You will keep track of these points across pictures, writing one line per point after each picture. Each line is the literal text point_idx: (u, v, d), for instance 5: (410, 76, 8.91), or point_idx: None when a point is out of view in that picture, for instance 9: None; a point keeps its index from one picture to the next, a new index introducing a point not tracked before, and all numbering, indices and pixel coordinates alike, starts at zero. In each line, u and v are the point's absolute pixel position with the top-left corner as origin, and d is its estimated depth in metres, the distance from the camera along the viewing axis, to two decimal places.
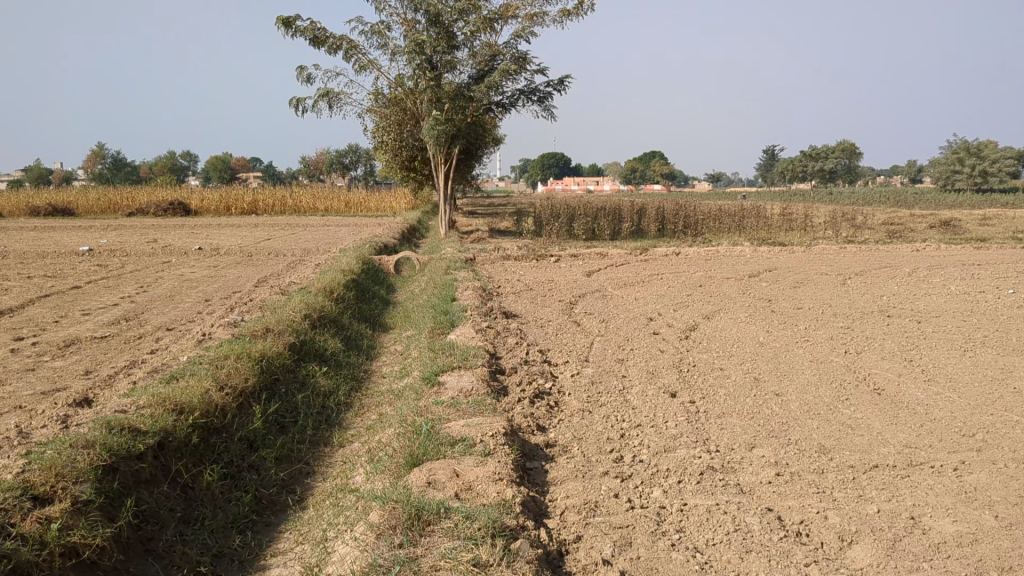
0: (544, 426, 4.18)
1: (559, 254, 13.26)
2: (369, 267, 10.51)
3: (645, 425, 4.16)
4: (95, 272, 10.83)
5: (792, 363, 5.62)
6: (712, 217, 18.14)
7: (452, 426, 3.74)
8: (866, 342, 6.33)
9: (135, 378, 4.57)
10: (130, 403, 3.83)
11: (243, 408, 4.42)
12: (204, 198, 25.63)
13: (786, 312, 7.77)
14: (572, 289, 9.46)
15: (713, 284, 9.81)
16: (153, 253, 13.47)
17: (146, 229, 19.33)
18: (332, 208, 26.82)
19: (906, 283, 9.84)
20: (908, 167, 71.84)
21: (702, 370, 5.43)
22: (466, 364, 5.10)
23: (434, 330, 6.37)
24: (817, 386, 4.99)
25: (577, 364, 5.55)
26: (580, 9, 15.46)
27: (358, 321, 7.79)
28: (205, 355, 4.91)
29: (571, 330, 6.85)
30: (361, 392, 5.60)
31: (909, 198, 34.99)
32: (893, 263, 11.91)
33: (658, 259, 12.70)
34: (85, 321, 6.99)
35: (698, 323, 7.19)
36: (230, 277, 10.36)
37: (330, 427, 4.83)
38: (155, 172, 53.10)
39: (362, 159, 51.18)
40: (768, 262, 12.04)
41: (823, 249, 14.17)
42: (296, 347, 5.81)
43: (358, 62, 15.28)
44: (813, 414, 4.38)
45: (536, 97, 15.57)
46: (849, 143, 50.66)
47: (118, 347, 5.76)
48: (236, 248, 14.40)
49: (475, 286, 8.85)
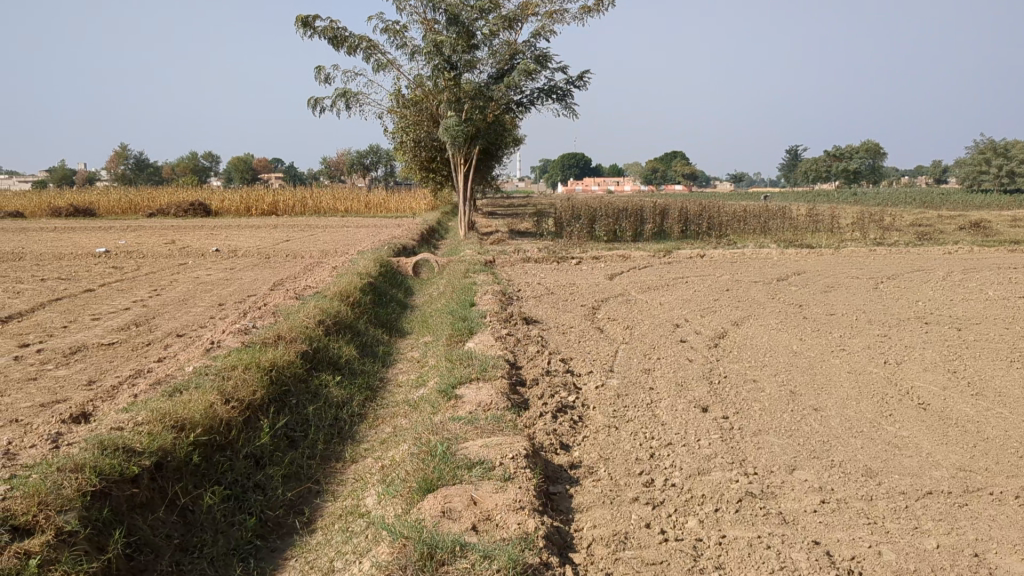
0: (567, 444, 3.93)
1: (581, 256, 13.00)
2: (387, 269, 10.30)
3: (677, 443, 3.90)
4: (111, 275, 10.66)
5: (829, 375, 5.33)
6: (737, 218, 17.82)
7: (469, 446, 3.48)
8: (905, 352, 6.03)
9: (138, 389, 4.35)
10: (129, 418, 3.60)
11: (251, 422, 4.18)
12: (224, 200, 25.53)
13: (819, 319, 7.48)
14: (595, 293, 9.20)
15: (740, 288, 9.50)
16: (170, 254, 13.32)
17: (166, 230, 19.20)
18: (353, 210, 26.66)
19: (941, 288, 9.50)
20: (933, 167, 71.02)
21: (733, 382, 5.15)
22: (485, 375, 4.84)
23: (452, 338, 6.13)
24: (859, 401, 4.70)
25: (602, 375, 5.28)
26: (602, 6, 15.19)
27: (375, 326, 7.56)
28: (212, 365, 4.68)
29: (594, 338, 6.59)
30: (376, 402, 5.36)
31: (935, 198, 34.47)
32: (926, 267, 11.57)
33: (683, 261, 12.41)
34: (95, 326, 6.79)
35: (727, 331, 6.91)
36: (245, 281, 10.16)
37: (343, 441, 4.60)
38: (177, 172, 53.28)
39: (383, 160, 51.16)
40: (796, 265, 11.73)
41: (852, 251, 13.81)
42: (308, 355, 5.57)
43: (378, 62, 15.09)
44: (856, 432, 4.10)
45: (556, 95, 15.31)
46: (873, 142, 50.11)
47: (125, 355, 5.54)
48: (253, 250, 14.22)
49: (496, 290, 8.60)
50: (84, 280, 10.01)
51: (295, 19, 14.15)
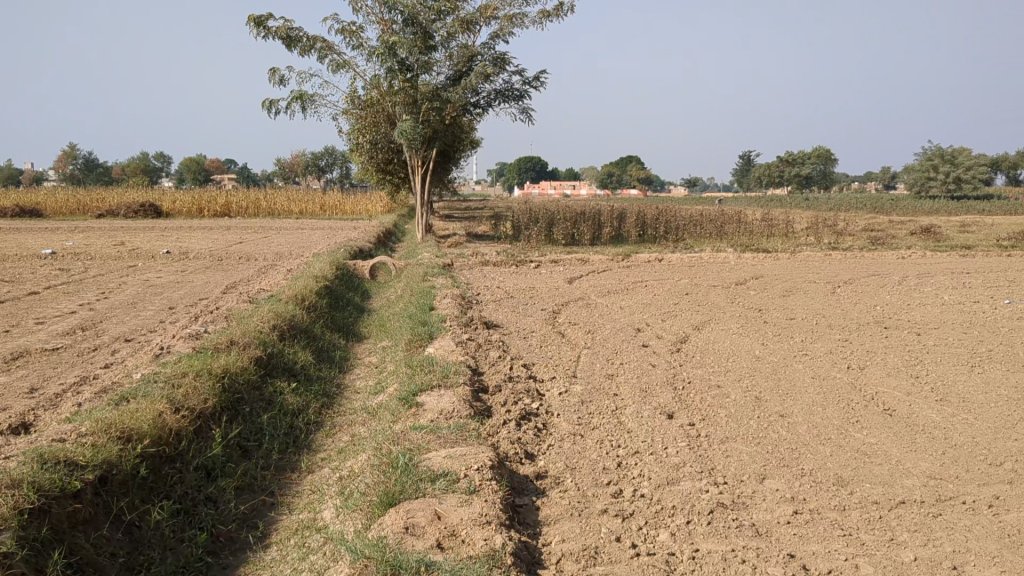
0: (532, 453, 3.81)
1: (539, 259, 12.91)
2: (344, 272, 10.12)
3: (644, 451, 3.81)
4: (57, 278, 10.32)
5: (793, 380, 5.28)
6: (693, 222, 17.86)
7: (432, 456, 3.35)
8: (867, 356, 6.01)
9: (83, 397, 4.15)
10: (71, 429, 3.41)
11: (202, 432, 4.01)
12: (176, 201, 25.08)
13: (780, 323, 7.45)
14: (554, 297, 9.11)
15: (700, 292, 9.48)
16: (119, 257, 13.00)
17: (116, 231, 18.74)
18: (307, 211, 26.33)
19: (898, 292, 9.57)
20: (883, 173, 72.19)
21: (698, 387, 5.07)
22: (446, 382, 4.71)
23: (411, 343, 5.99)
24: (824, 407, 4.64)
25: (565, 381, 5.18)
26: (561, 10, 15.13)
27: (331, 331, 7.38)
28: (161, 372, 4.49)
29: (556, 342, 6.49)
30: (332, 410, 5.20)
31: (885, 204, 35.00)
32: (881, 271, 11.66)
33: (641, 265, 12.37)
34: (39, 330, 6.54)
35: (689, 335, 6.85)
36: (197, 284, 9.92)
37: (299, 450, 4.44)
38: (127, 173, 52.33)
39: (338, 161, 50.68)
40: (754, 269, 11.76)
41: (808, 255, 13.89)
42: (262, 361, 5.40)
43: (333, 62, 14.87)
44: (824, 439, 4.05)
45: (514, 98, 15.22)
46: (825, 149, 50.85)
47: (69, 361, 5.32)
48: (206, 252, 13.91)
49: (455, 294, 8.46)
50: (27, 283, 9.68)
51: (248, 18, 13.89)
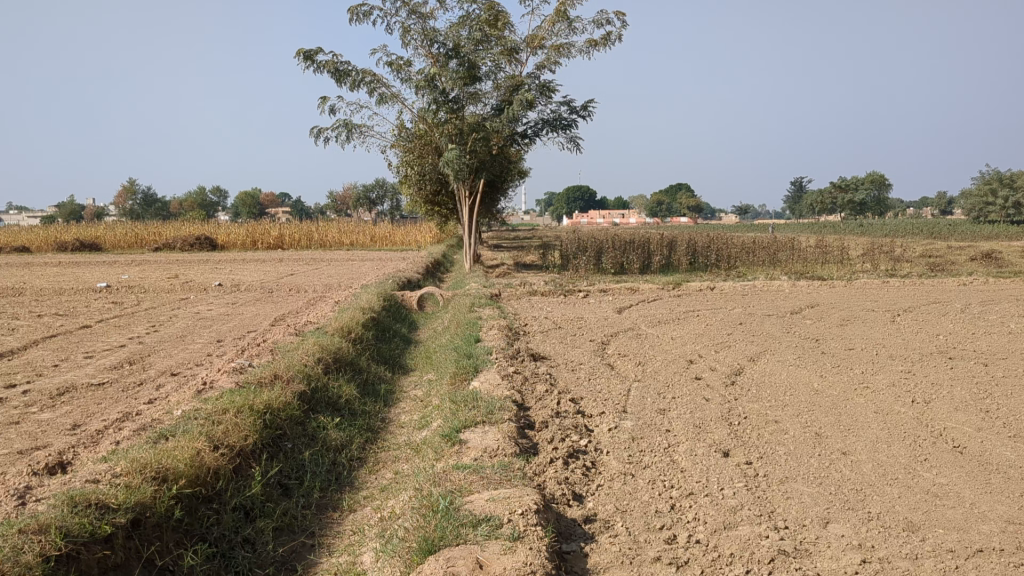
0: (580, 494, 3.65)
1: (588, 289, 12.76)
2: (391, 304, 10.07)
3: (698, 493, 3.63)
4: (110, 310, 10.43)
5: (855, 415, 5.04)
6: (746, 249, 17.56)
7: (474, 499, 3.20)
8: (933, 389, 5.73)
9: (122, 435, 4.08)
10: (106, 469, 3.33)
11: (241, 470, 3.91)
12: (229, 234, 25.39)
13: (838, 354, 7.19)
14: (604, 328, 8.93)
15: (754, 322, 9.23)
16: (171, 289, 13.13)
17: (170, 264, 19.00)
18: (358, 243, 26.47)
19: (962, 321, 9.22)
20: (939, 198, 70.73)
21: (754, 423, 4.86)
22: (492, 418, 4.56)
23: (457, 376, 5.86)
24: (889, 444, 4.41)
25: (614, 416, 5.00)
26: (608, 39, 15.05)
27: (376, 363, 7.29)
28: (202, 408, 4.40)
29: (605, 375, 6.31)
30: (376, 446, 5.07)
31: (942, 230, 34.16)
32: (942, 299, 11.28)
33: (692, 294, 12.14)
34: (87, 365, 6.53)
35: (743, 367, 6.63)
36: (246, 315, 9.93)
37: (341, 488, 4.32)
38: (184, 208, 53.48)
39: (389, 194, 51.18)
40: (809, 297, 11.46)
41: (865, 283, 13.53)
42: (306, 396, 5.30)
43: (381, 95, 14.96)
44: (890, 479, 3.82)
45: (561, 126, 15.14)
46: (880, 174, 50.09)
47: (113, 396, 5.27)
48: (256, 284, 13.99)
49: (502, 325, 8.33)
50: (81, 317, 9.78)
51: (297, 52, 14.04)
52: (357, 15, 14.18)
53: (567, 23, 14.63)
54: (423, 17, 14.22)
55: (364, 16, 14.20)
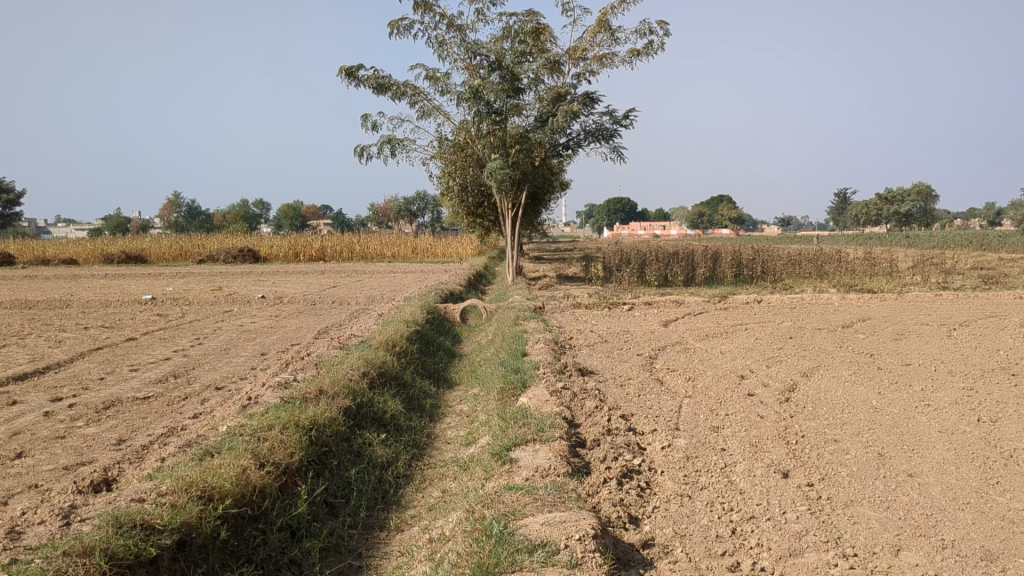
0: (636, 517, 3.51)
1: (633, 301, 12.60)
2: (434, 317, 9.99)
3: (760, 517, 3.49)
4: (155, 323, 10.48)
5: (918, 435, 4.84)
6: (792, 262, 17.27)
7: (528, 523, 3.08)
8: (998, 408, 5.51)
9: (167, 452, 4.02)
10: (152, 488, 3.26)
11: (287, 488, 3.83)
12: (272, 246, 25.57)
13: (895, 370, 6.97)
14: (651, 341, 8.77)
15: (805, 336, 9.01)
16: (216, 301, 13.20)
17: (213, 276, 19.14)
18: (399, 255, 26.52)
19: (1021, 336, 8.92)
20: (987, 209, 69.36)
21: (813, 443, 4.68)
22: (542, 436, 4.43)
23: (504, 392, 5.74)
24: (959, 465, 4.21)
25: (667, 434, 4.85)
26: (650, 48, 14.91)
27: (421, 377, 7.21)
28: (247, 424, 4.33)
29: (655, 390, 6.16)
30: (422, 462, 4.97)
31: (993, 241, 33.43)
32: (999, 313, 10.95)
33: (740, 307, 11.91)
34: (132, 378, 6.52)
35: (797, 383, 6.44)
36: (290, 328, 9.91)
37: (387, 507, 4.22)
38: (227, 221, 54.09)
39: (430, 206, 51.35)
40: (860, 311, 11.19)
41: (917, 296, 13.21)
42: (351, 411, 5.22)
43: (422, 108, 14.94)
44: (962, 504, 3.64)
45: (604, 137, 15.01)
46: (927, 184, 49.24)
47: (158, 411, 5.23)
48: (298, 296, 14.02)
49: (548, 339, 8.20)
50: (126, 329, 9.83)
51: (339, 69, 14.07)
52: (397, 29, 14.17)
53: (609, 34, 14.51)
54: (462, 30, 14.18)
55: (404, 30, 14.19)
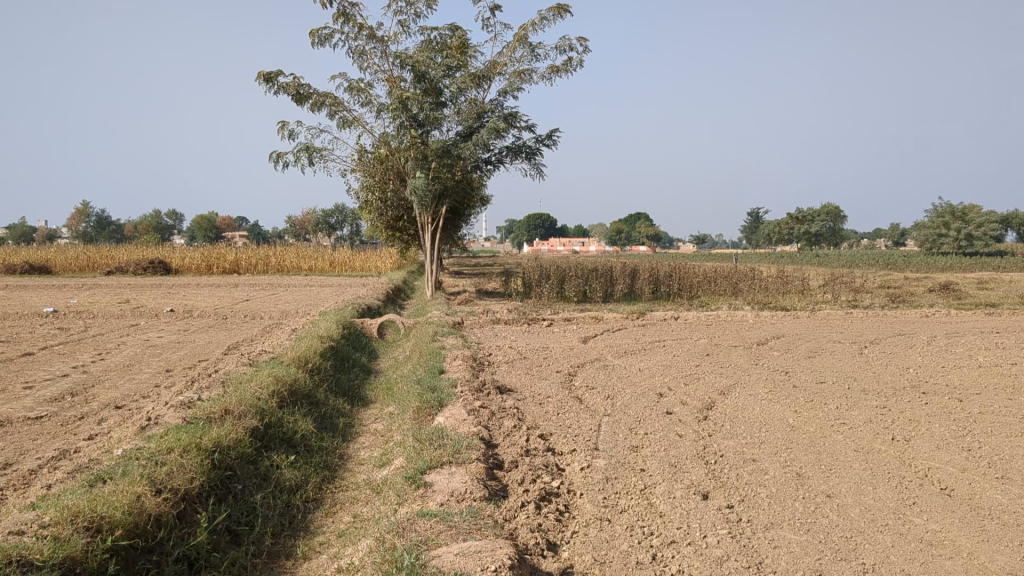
0: (554, 543, 3.40)
1: (552, 318, 12.55)
2: (350, 332, 9.74)
3: (681, 541, 3.41)
4: (55, 337, 9.99)
5: (834, 454, 4.85)
6: (708, 279, 17.47)
7: (441, 553, 2.92)
8: (911, 426, 5.57)
9: (55, 478, 3.74)
10: (33, 519, 3.00)
11: (186, 516, 3.61)
12: (184, 258, 24.86)
13: (810, 388, 7.02)
14: (569, 358, 8.69)
15: (721, 353, 9.06)
16: (122, 315, 12.70)
17: (121, 288, 18.43)
18: (316, 268, 26.07)
19: (929, 353, 9.13)
20: (892, 230, 71.91)
21: (732, 462, 4.64)
22: (457, 458, 4.28)
23: (419, 411, 5.58)
24: (875, 486, 4.21)
25: (585, 454, 4.76)
26: (569, 65, 14.94)
27: (335, 395, 6.98)
28: (146, 447, 4.07)
29: (573, 408, 6.07)
30: (333, 485, 4.77)
31: (898, 261, 34.40)
32: (906, 331, 11.23)
33: (657, 324, 11.98)
34: (24, 396, 6.14)
35: (715, 401, 6.41)
36: (199, 344, 9.53)
37: (296, 533, 4.03)
38: (138, 231, 52.54)
39: (349, 219, 50.77)
40: (774, 328, 11.34)
41: (829, 314, 13.46)
42: (259, 432, 4.99)
43: (342, 119, 14.68)
44: (881, 525, 3.62)
45: (525, 154, 14.97)
46: (836, 204, 50.78)
47: (50, 432, 4.91)
48: (210, 310, 13.57)
49: (466, 356, 8.06)
50: (23, 344, 9.31)
51: (257, 74, 13.74)
52: (318, 38, 13.92)
53: (529, 50, 14.50)
54: (383, 42, 14.00)
55: (325, 39, 13.94)
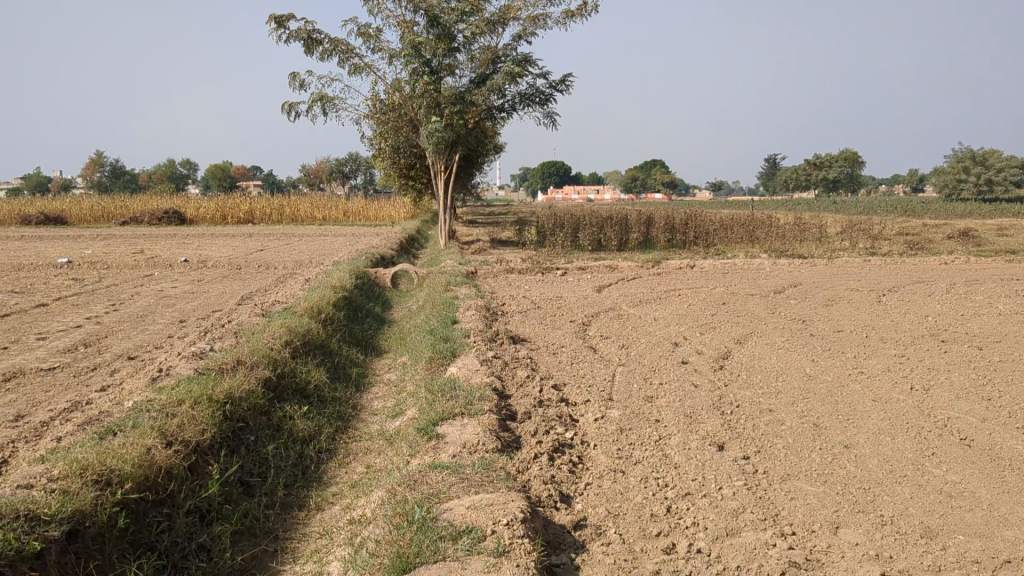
0: (567, 495, 3.37)
1: (566, 266, 12.48)
2: (364, 282, 9.70)
3: (695, 493, 3.36)
4: (70, 288, 10.00)
5: (852, 403, 4.79)
6: (724, 226, 17.29)
7: (453, 506, 2.89)
8: (930, 375, 5.50)
9: (65, 430, 3.73)
10: (42, 472, 2.98)
11: (198, 468, 3.59)
12: (199, 208, 24.81)
13: (827, 337, 6.93)
14: (584, 307, 8.63)
15: (737, 302, 8.98)
16: (136, 265, 12.70)
17: (135, 239, 18.46)
18: (330, 218, 26.00)
19: (947, 301, 9.02)
20: (910, 176, 71.12)
21: (748, 413, 4.58)
22: (470, 409, 4.24)
23: (433, 361, 5.55)
24: (894, 436, 4.14)
25: (600, 404, 4.71)
26: (584, 10, 14.68)
27: (348, 345, 6.97)
28: (157, 399, 4.05)
29: (588, 358, 6.03)
30: (346, 436, 4.76)
31: (916, 208, 33.93)
32: (926, 278, 11.09)
33: (673, 272, 11.89)
34: (38, 347, 6.13)
35: (731, 350, 6.34)
36: (213, 294, 9.52)
37: (309, 484, 4.01)
38: (154, 180, 52.53)
39: (362, 168, 50.53)
40: (791, 276, 11.23)
41: (846, 261, 13.31)
42: (271, 383, 4.96)
43: (354, 66, 14.51)
44: (899, 477, 3.56)
45: (539, 101, 14.77)
46: (854, 150, 50.21)
47: (63, 383, 4.90)
48: (224, 260, 13.55)
49: (479, 306, 8.01)
50: (38, 294, 9.33)
51: (268, 18, 13.56)
52: None
53: None
54: None
55: None
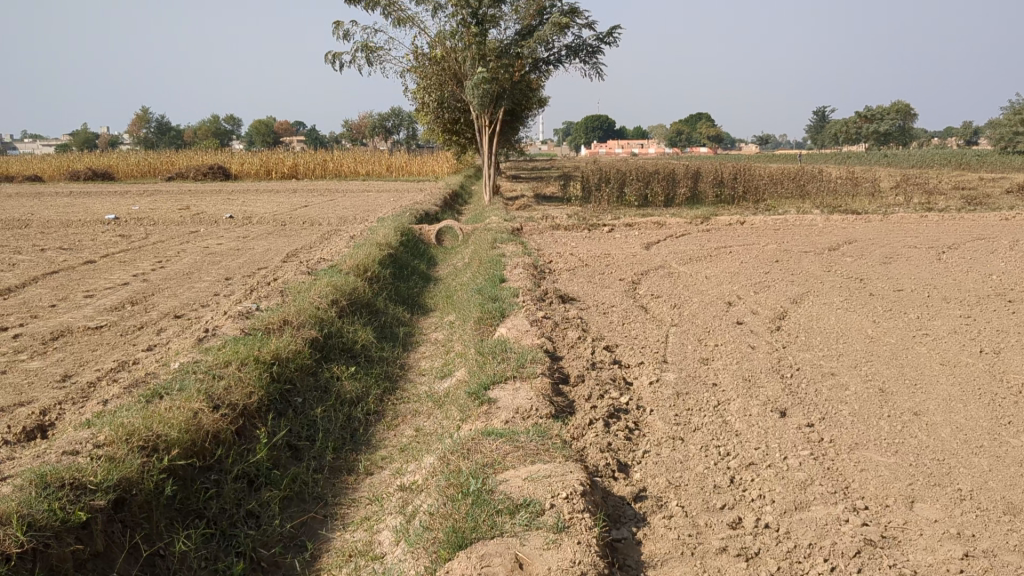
0: (625, 463, 3.24)
1: (613, 223, 12.25)
2: (410, 239, 9.60)
3: (759, 463, 3.22)
4: (117, 245, 10.02)
5: (919, 367, 4.59)
6: (773, 181, 16.87)
7: (508, 477, 2.77)
8: (999, 337, 5.26)
9: (112, 392, 3.67)
10: (88, 437, 2.92)
11: (246, 431, 3.51)
12: (243, 163, 24.86)
13: (887, 296, 6.69)
14: (633, 265, 8.44)
15: (791, 259, 8.73)
16: (182, 221, 12.71)
17: (182, 194, 18.51)
18: (374, 172, 25.91)
19: (1011, 259, 8.68)
20: (964, 128, 69.22)
21: (809, 376, 4.41)
22: (522, 372, 4.12)
23: (481, 321, 5.42)
24: (965, 403, 3.95)
25: (654, 367, 4.56)
26: None
27: (394, 303, 6.88)
28: (203, 360, 3.98)
29: (640, 318, 5.87)
30: (394, 397, 4.67)
31: (971, 161, 32.91)
32: (987, 234, 10.70)
33: (722, 228, 11.62)
34: (86, 305, 6.12)
35: (788, 310, 6.14)
36: (258, 251, 9.46)
37: (357, 447, 3.93)
38: (198, 137, 52.79)
39: (405, 122, 50.26)
40: (845, 232, 10.91)
41: (902, 217, 12.91)
42: (319, 343, 4.88)
43: (397, 17, 14.28)
44: (975, 447, 3.38)
45: (585, 53, 14.44)
46: (908, 104, 48.75)
47: (110, 342, 4.85)
48: (269, 216, 13.53)
49: (526, 263, 7.86)
50: (86, 251, 9.33)
51: None
52: None
53: None
54: None
55: None
